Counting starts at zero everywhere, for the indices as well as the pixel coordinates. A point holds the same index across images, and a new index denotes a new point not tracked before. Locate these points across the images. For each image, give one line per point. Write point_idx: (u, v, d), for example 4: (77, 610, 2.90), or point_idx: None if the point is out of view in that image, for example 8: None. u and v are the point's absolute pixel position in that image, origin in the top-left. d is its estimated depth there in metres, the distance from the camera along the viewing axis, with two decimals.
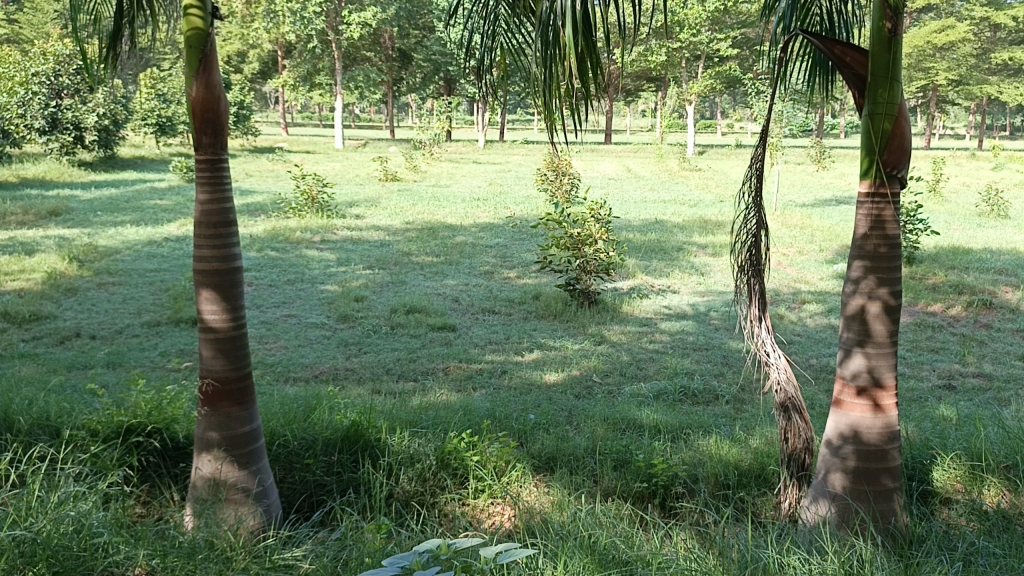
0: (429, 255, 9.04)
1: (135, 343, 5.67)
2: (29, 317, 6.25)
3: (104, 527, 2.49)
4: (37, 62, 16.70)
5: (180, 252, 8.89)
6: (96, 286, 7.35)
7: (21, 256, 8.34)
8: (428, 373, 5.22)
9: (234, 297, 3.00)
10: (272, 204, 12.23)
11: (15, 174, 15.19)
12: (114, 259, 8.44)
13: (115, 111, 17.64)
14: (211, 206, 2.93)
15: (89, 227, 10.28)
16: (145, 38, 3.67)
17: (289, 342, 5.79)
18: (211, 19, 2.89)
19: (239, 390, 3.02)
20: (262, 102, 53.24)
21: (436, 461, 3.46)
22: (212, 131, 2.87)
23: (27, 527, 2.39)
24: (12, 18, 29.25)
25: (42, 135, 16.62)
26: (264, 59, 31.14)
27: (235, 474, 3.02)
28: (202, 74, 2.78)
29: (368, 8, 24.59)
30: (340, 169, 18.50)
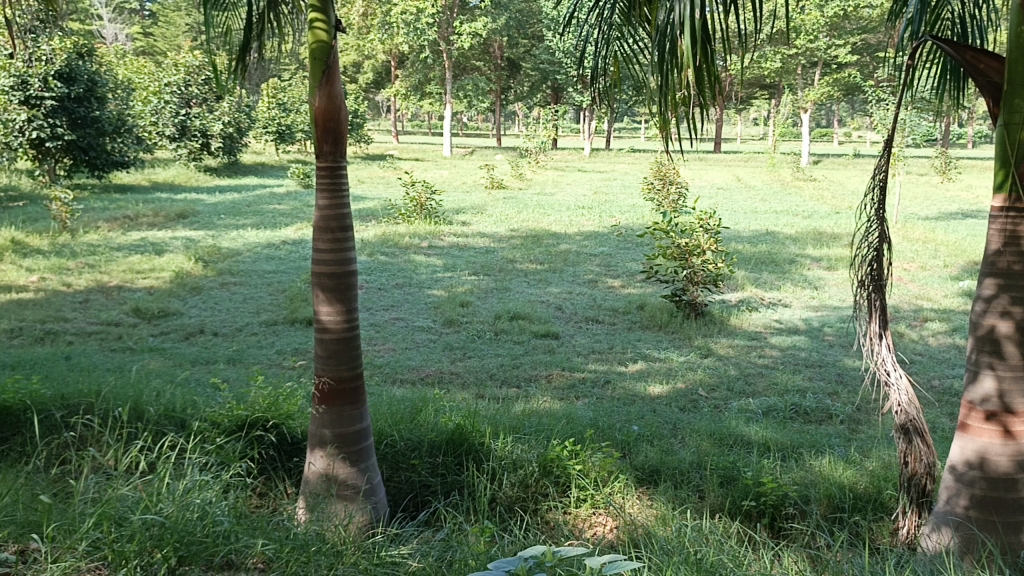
0: (534, 263, 9.09)
1: (253, 341, 5.94)
2: (158, 313, 6.64)
3: (225, 516, 2.61)
4: (170, 73, 17.80)
5: (297, 254, 9.26)
6: (219, 285, 7.74)
7: (153, 256, 8.87)
8: (531, 380, 5.24)
9: (349, 300, 3.10)
10: (382, 210, 12.58)
11: (147, 179, 16.22)
12: (236, 260, 8.87)
13: (240, 119, 18.53)
14: (330, 212, 3.04)
15: (214, 229, 10.84)
16: (271, 51, 3.87)
17: (396, 345, 5.94)
18: (334, 32, 3.01)
19: (352, 390, 3.13)
20: (375, 110, 54.91)
21: (539, 468, 3.47)
22: (332, 140, 2.98)
23: (157, 511, 2.52)
24: (148, 33, 31.13)
25: (173, 141, 17.71)
26: (378, 69, 32.10)
27: (345, 471, 3.12)
28: (325, 85, 2.89)
29: (479, 18, 25.04)
30: (448, 177, 18.88)
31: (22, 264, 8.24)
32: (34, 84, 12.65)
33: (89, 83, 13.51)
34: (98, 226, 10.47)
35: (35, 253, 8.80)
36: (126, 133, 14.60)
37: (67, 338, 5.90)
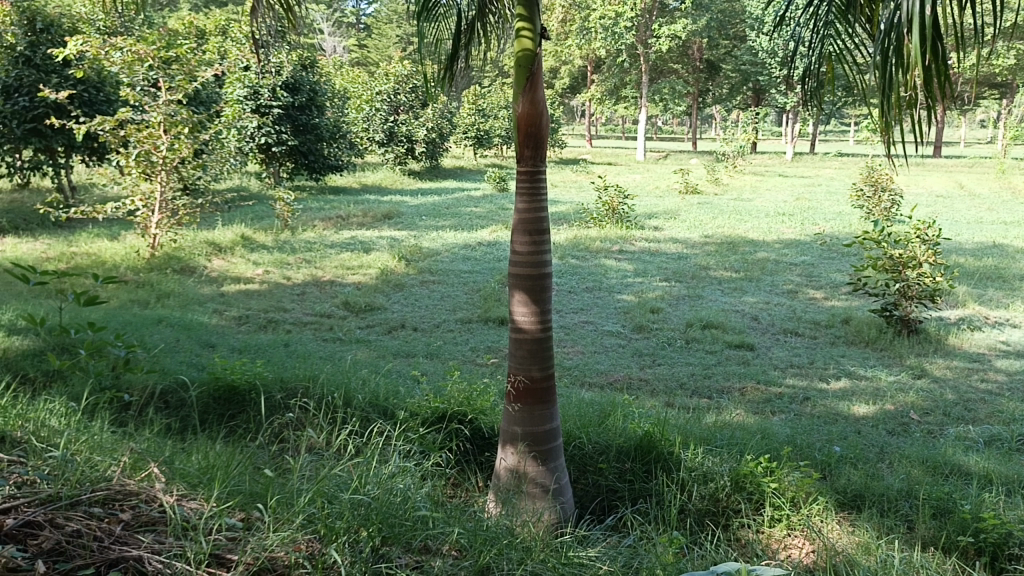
0: (729, 271, 8.83)
1: (450, 337, 6.20)
2: (364, 307, 7.09)
3: (425, 502, 2.75)
4: (381, 82, 18.82)
5: (491, 255, 9.56)
6: (419, 283, 8.14)
7: (361, 253, 9.48)
8: (724, 392, 5.09)
9: (545, 301, 3.16)
10: (575, 214, 12.69)
11: (358, 182, 17.36)
12: (435, 259, 9.30)
13: (442, 125, 19.42)
14: (529, 215, 3.12)
15: (416, 229, 11.43)
16: (476, 59, 4.00)
17: (585, 348, 5.98)
18: (540, 39, 3.07)
19: (544, 391, 3.19)
20: (570, 115, 55.51)
21: (731, 482, 3.37)
22: (534, 144, 3.05)
23: (365, 492, 2.69)
24: (363, 44, 33.33)
25: (381, 147, 18.92)
26: (575, 74, 32.42)
27: (535, 470, 3.19)
28: (529, 91, 2.95)
29: (679, 20, 24.64)
30: (641, 181, 18.78)
31: (249, 258, 9.08)
32: (264, 94, 13.80)
33: (310, 93, 14.67)
34: (314, 225, 11.34)
35: (260, 248, 9.67)
36: (340, 139, 15.76)
37: (286, 327, 6.44)
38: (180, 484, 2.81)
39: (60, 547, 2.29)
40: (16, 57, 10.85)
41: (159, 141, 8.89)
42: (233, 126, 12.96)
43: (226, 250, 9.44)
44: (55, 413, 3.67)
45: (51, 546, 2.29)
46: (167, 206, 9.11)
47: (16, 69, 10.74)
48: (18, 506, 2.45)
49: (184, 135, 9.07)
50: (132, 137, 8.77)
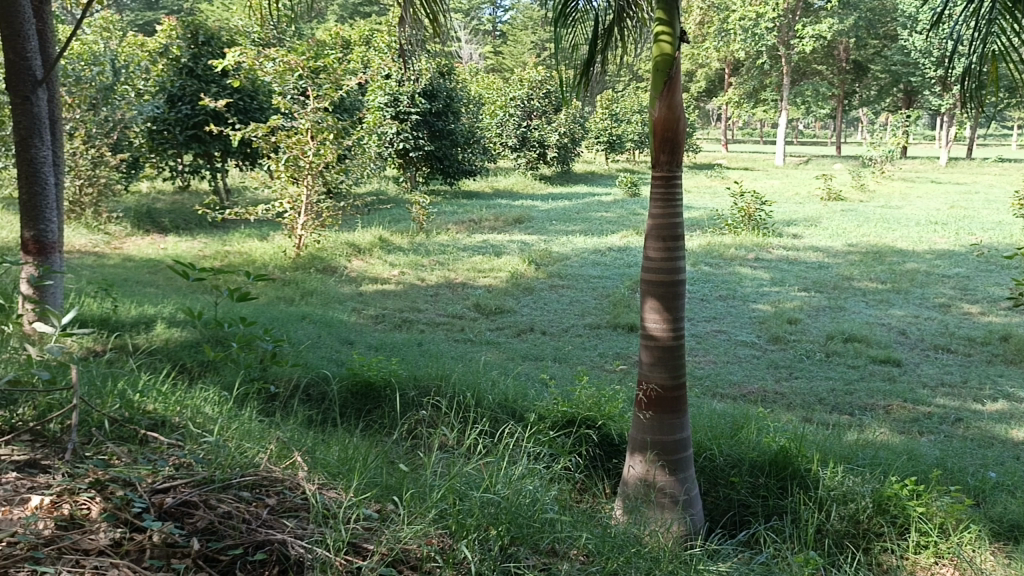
0: (874, 282, 8.41)
1: (579, 342, 6.22)
2: (494, 310, 7.21)
3: (553, 506, 2.78)
4: (516, 88, 19.05)
5: (622, 261, 9.49)
6: (549, 287, 8.20)
7: (493, 257, 9.63)
8: (867, 409, 4.84)
9: (677, 309, 3.11)
10: (709, 220, 12.43)
11: (491, 186, 17.65)
12: (565, 264, 9.33)
13: (574, 130, 19.44)
14: (663, 221, 3.08)
15: (546, 234, 11.50)
16: (612, 63, 3.98)
17: (718, 358, 5.85)
18: (680, 43, 3.02)
19: (675, 399, 3.14)
20: (706, 119, 54.31)
21: (872, 504, 3.20)
22: (669, 149, 3.01)
23: (495, 491, 2.74)
24: (498, 50, 33.82)
25: (514, 152, 19.20)
26: (711, 77, 31.74)
27: (664, 479, 3.16)
28: (666, 96, 2.92)
29: (824, 20, 23.63)
30: (780, 187, 18.14)
31: (387, 259, 9.40)
32: (403, 101, 14.24)
33: (447, 99, 15.03)
34: (448, 228, 11.62)
35: (397, 250, 9.99)
36: (474, 145, 16.09)
37: (420, 327, 6.64)
38: (321, 474, 2.95)
39: (212, 526, 2.46)
40: (181, 68, 11.74)
41: (307, 147, 9.37)
42: (374, 133, 13.48)
43: (365, 252, 9.82)
44: (210, 401, 3.94)
45: (204, 524, 2.46)
46: (312, 208, 9.59)
47: (180, 79, 11.66)
48: (178, 485, 2.66)
49: (329, 141, 9.51)
50: (282, 143, 9.27)
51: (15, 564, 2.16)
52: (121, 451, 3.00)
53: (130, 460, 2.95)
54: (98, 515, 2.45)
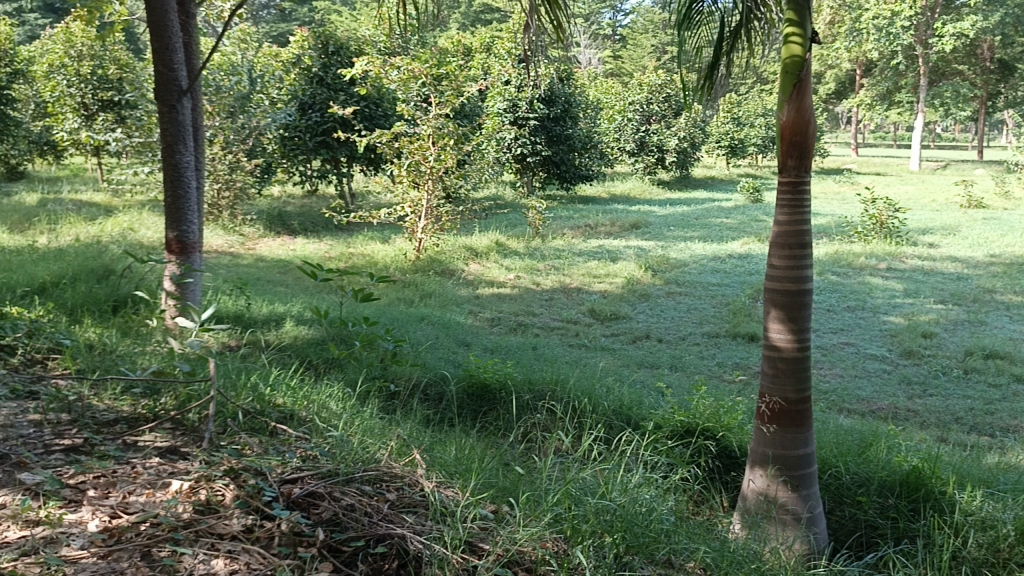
0: (1019, 295, 7.86)
1: (696, 351, 6.10)
2: (610, 315, 7.17)
3: (671, 517, 2.73)
4: (635, 92, 18.89)
5: (742, 268, 9.25)
6: (666, 294, 8.08)
7: (609, 262, 9.58)
8: (1009, 431, 4.53)
9: (803, 319, 3.01)
10: (836, 227, 11.94)
11: (607, 191, 17.56)
12: (683, 271, 9.18)
13: (694, 134, 18.98)
14: (790, 228, 2.99)
15: (664, 240, 11.35)
16: (738, 65, 3.88)
17: (845, 371, 5.60)
18: (811, 44, 2.92)
19: (799, 413, 3.05)
20: (835, 122, 52.20)
21: (1015, 532, 2.96)
22: (798, 154, 2.92)
23: (611, 498, 2.72)
24: (618, 55, 33.61)
25: (632, 156, 19.06)
26: (841, 78, 30.50)
27: (786, 495, 3.06)
28: (796, 99, 2.83)
29: (967, 17, 22.27)
30: (915, 194, 17.22)
31: (503, 263, 9.52)
32: (522, 106, 14.42)
33: (565, 104, 15.08)
34: (564, 233, 11.65)
35: (513, 254, 10.09)
36: (591, 150, 16.08)
37: (535, 331, 6.68)
38: (439, 472, 3.01)
39: (336, 517, 2.56)
40: (312, 78, 12.29)
41: (428, 152, 9.62)
42: (493, 138, 13.66)
43: (482, 256, 9.96)
44: (334, 396, 4.09)
45: (329, 516, 2.56)
46: (432, 212, 9.81)
47: (311, 88, 12.20)
48: (304, 477, 2.78)
49: (449, 147, 9.70)
50: (405, 148, 9.58)
51: (157, 544, 2.34)
52: (253, 443, 3.16)
53: (262, 450, 3.10)
54: (232, 501, 2.60)
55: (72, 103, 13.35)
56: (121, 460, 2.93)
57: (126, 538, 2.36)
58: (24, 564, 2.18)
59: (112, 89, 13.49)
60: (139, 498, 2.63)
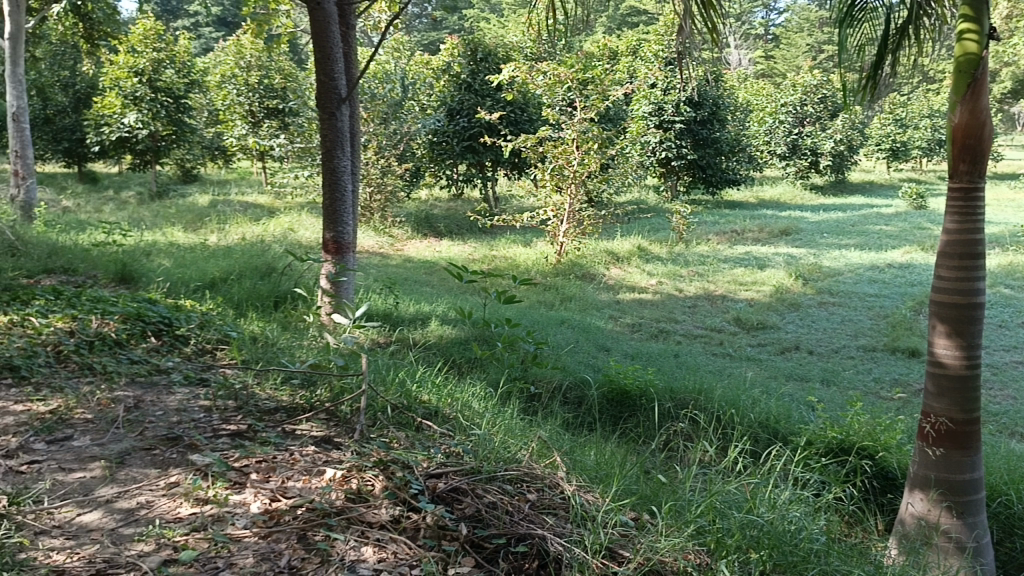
0: None
1: (850, 364, 5.81)
2: (756, 325, 6.96)
3: (821, 537, 2.62)
4: (788, 93, 18.23)
5: (903, 279, 8.72)
6: (817, 304, 7.75)
7: (757, 270, 9.29)
8: None
9: (973, 335, 2.82)
10: (1011, 236, 11.03)
11: (756, 196, 17.04)
12: (837, 280, 8.77)
13: (852, 137, 18.02)
14: (960, 237, 2.80)
15: (816, 247, 10.87)
16: (905, 64, 3.67)
17: (1019, 393, 5.18)
18: (987, 40, 2.72)
19: (966, 435, 2.86)
20: (1012, 123, 48.21)
21: None
22: (971, 158, 2.73)
23: (758, 513, 2.64)
24: (770, 55, 32.44)
25: (783, 160, 18.42)
26: (1021, 76, 28.14)
27: (949, 522, 2.89)
28: (969, 100, 2.65)
29: None
30: None
31: (645, 268, 9.41)
32: (668, 109, 14.21)
33: (713, 107, 14.71)
34: (709, 239, 11.39)
35: (655, 259, 9.96)
36: (739, 153, 15.62)
37: (678, 338, 6.57)
38: (581, 476, 3.02)
39: (479, 514, 2.62)
40: (460, 84, 12.61)
41: (572, 156, 9.65)
42: (637, 142, 13.53)
43: (623, 260, 9.88)
44: (477, 395, 4.18)
45: (472, 512, 2.63)
46: (575, 216, 9.85)
47: (460, 94, 12.52)
48: (449, 473, 2.86)
49: (594, 151, 9.68)
50: (549, 153, 9.68)
51: (312, 528, 2.48)
52: (401, 436, 3.28)
53: (408, 444, 3.22)
54: (381, 492, 2.70)
55: (241, 111, 14.31)
56: (281, 446, 3.12)
57: (284, 521, 2.51)
58: (195, 539, 2.37)
59: (277, 97, 14.36)
60: (296, 483, 2.79)
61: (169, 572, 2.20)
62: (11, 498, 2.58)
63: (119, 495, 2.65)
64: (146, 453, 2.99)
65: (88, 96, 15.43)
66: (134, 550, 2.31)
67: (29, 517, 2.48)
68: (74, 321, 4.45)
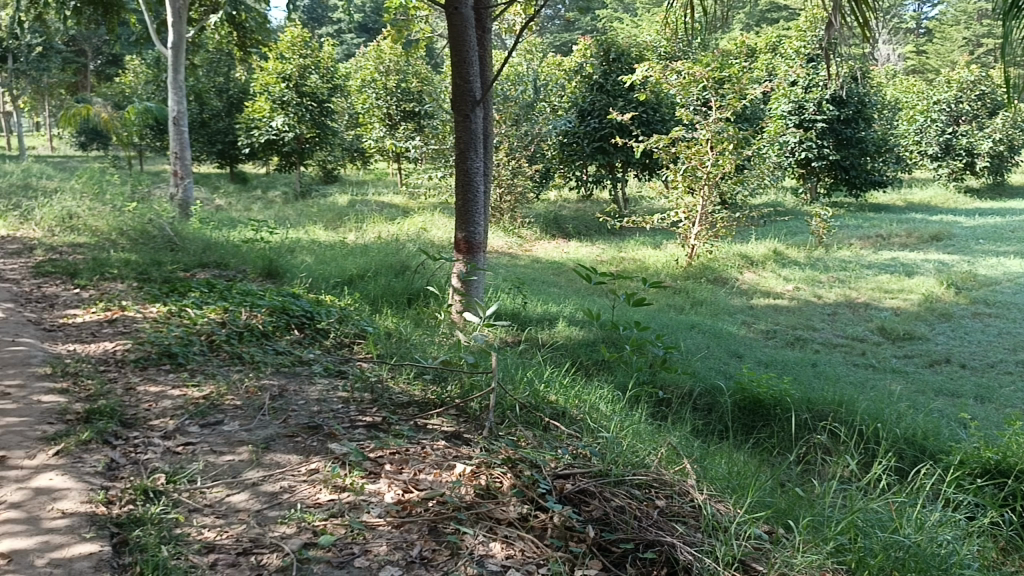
0: None
1: (1008, 381, 5.41)
2: (903, 335, 6.58)
3: (976, 564, 2.46)
4: (941, 90, 17.17)
5: None
6: (971, 315, 7.25)
7: (903, 277, 8.79)
8: None
9: None
10: None
11: (903, 199, 16.13)
12: (993, 289, 8.17)
13: (1015, 136, 16.70)
14: None
15: (970, 254, 10.17)
16: None
17: None
18: None
19: None
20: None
21: None
22: None
23: (904, 534, 2.50)
24: (922, 50, 30.61)
25: (935, 161, 17.36)
26: None
27: None
28: None
29: None
30: None
31: (781, 273, 9.09)
32: (809, 108, 13.65)
33: (858, 105, 13.99)
34: (851, 243, 10.87)
35: (792, 264, 9.60)
36: (886, 154, 14.80)
37: (815, 346, 6.31)
38: (712, 485, 2.95)
39: (606, 517, 2.60)
40: (592, 85, 12.53)
41: (706, 157, 9.41)
42: (775, 142, 13.08)
43: (758, 264, 9.58)
44: (604, 398, 4.15)
45: (599, 514, 2.62)
46: (707, 218, 9.63)
47: (591, 95, 12.48)
48: (576, 474, 2.85)
49: (728, 152, 9.40)
50: (682, 154, 9.52)
51: (443, 521, 2.54)
52: (529, 435, 3.30)
53: (536, 443, 3.24)
54: (509, 489, 2.73)
55: (379, 114, 14.86)
56: (413, 439, 3.21)
57: (416, 512, 2.58)
58: (333, 524, 2.48)
59: (413, 101, 14.80)
60: (428, 476, 2.86)
61: (309, 555, 2.31)
62: (169, 476, 2.79)
63: (263, 478, 2.80)
64: (289, 440, 3.14)
65: (240, 101, 16.42)
66: (277, 532, 2.44)
67: (184, 495, 2.67)
68: (226, 312, 4.75)
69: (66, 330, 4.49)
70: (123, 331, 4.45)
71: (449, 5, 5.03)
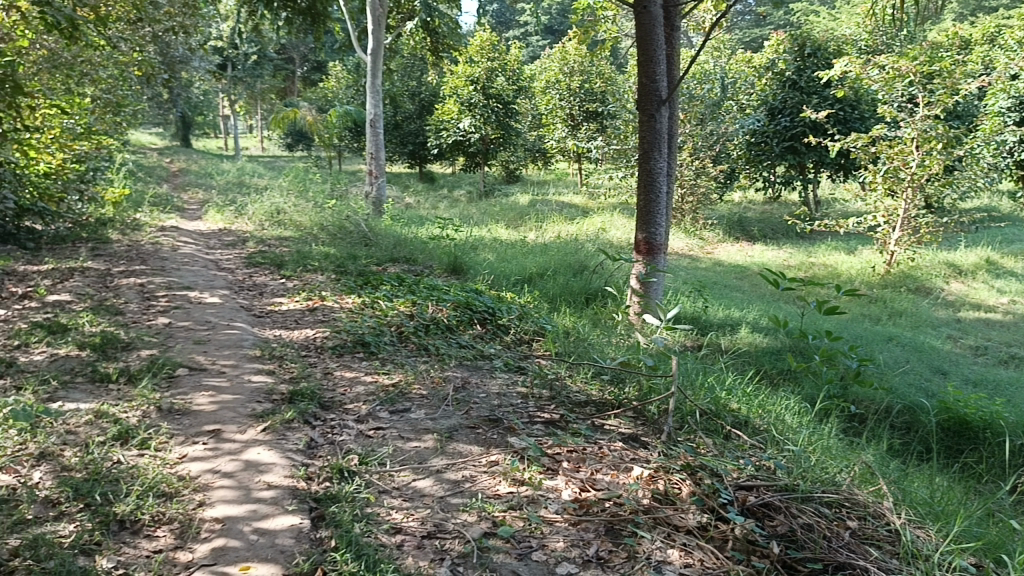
0: None
1: None
2: None
3: None
4: None
5: None
6: None
7: None
8: None
9: None
10: None
11: None
12: None
13: None
14: None
15: None
16: None
17: None
18: None
19: None
20: None
21: None
22: None
23: None
24: None
25: None
26: None
27: None
28: None
29: None
30: None
31: (994, 284, 8.31)
32: None
33: None
34: None
35: (1008, 274, 8.74)
36: None
37: None
38: (911, 510, 2.74)
39: (793, 533, 2.48)
40: (784, 82, 12.03)
41: (910, 157, 8.72)
42: (991, 141, 11.96)
43: (967, 274, 8.81)
44: (791, 409, 3.98)
45: (785, 530, 2.49)
46: (910, 223, 8.93)
47: (783, 92, 11.97)
48: (759, 486, 2.73)
49: (937, 151, 8.62)
50: (882, 153, 8.91)
51: (620, 523, 2.53)
52: (709, 443, 3.22)
53: (717, 451, 3.15)
54: (688, 497, 2.67)
55: (563, 115, 15.02)
56: (590, 438, 3.21)
57: (593, 511, 2.58)
58: (512, 516, 2.53)
59: (596, 101, 14.81)
60: (605, 476, 2.86)
61: (489, 544, 2.37)
62: (362, 458, 2.97)
63: (447, 466, 2.91)
64: (471, 431, 3.25)
65: (431, 103, 17.13)
66: (459, 519, 2.53)
67: (375, 476, 2.83)
68: (414, 306, 4.97)
69: (273, 317, 4.88)
70: (323, 319, 4.78)
71: (637, 5, 5.00)
